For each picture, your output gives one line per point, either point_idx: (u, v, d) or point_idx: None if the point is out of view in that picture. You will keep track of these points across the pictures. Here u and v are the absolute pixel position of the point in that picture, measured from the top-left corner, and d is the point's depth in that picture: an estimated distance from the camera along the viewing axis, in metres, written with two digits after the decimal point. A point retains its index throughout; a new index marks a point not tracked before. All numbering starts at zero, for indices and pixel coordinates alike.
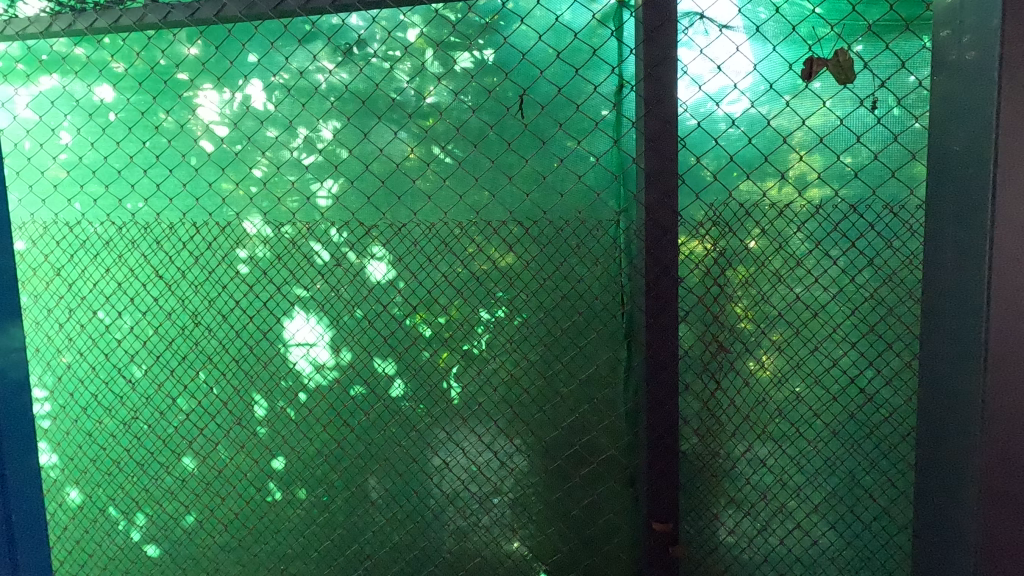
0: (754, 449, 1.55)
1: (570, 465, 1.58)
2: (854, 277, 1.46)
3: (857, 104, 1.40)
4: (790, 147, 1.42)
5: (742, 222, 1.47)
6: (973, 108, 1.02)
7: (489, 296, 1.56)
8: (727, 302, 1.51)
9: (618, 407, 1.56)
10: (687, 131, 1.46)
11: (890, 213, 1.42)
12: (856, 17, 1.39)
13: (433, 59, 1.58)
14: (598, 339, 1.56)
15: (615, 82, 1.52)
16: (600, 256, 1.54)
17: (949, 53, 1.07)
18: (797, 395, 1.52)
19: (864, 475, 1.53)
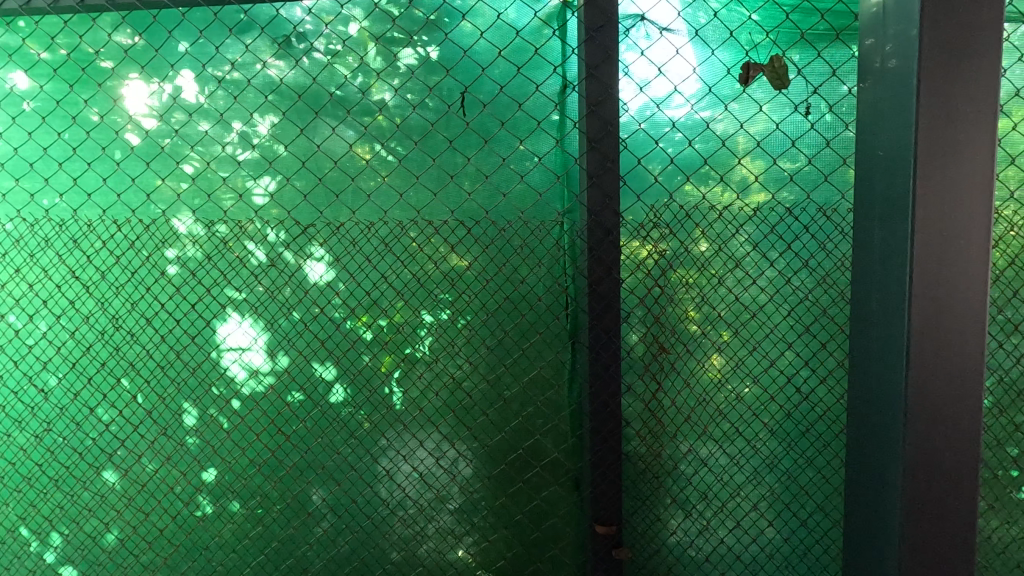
0: (695, 448, 1.62)
1: (514, 470, 1.63)
2: (792, 278, 1.57)
3: (792, 109, 1.54)
4: (729, 150, 1.55)
5: (683, 224, 1.56)
6: (896, 113, 1.12)
7: (431, 297, 1.61)
8: (669, 303, 1.58)
9: (562, 410, 1.61)
10: (629, 132, 1.55)
11: (824, 216, 1.56)
12: (791, 24, 1.53)
13: (375, 54, 1.58)
14: (541, 342, 1.60)
15: (558, 82, 1.56)
16: (543, 258, 1.58)
17: (874, 60, 1.18)
18: (736, 396, 1.60)
19: (799, 472, 1.63)
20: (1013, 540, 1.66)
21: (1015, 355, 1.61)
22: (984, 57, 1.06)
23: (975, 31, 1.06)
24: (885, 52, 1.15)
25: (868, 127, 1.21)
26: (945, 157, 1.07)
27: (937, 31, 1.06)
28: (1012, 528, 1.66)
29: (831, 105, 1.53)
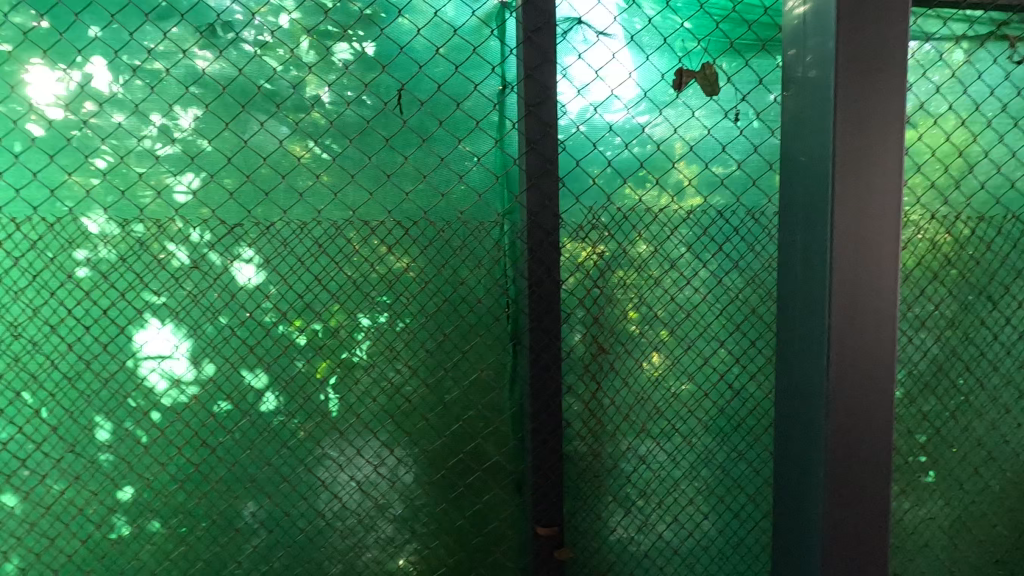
0: (634, 446, 1.65)
1: (455, 475, 1.61)
2: (723, 278, 1.63)
3: (723, 116, 1.60)
4: (663, 153, 1.59)
5: (620, 226, 1.59)
6: (816, 121, 1.18)
7: (368, 300, 1.56)
8: (607, 304, 1.60)
9: (503, 412, 1.61)
10: (568, 134, 1.56)
11: (753, 219, 1.63)
12: (720, 33, 1.59)
13: (308, 48, 1.52)
14: (481, 344, 1.59)
15: (497, 82, 1.56)
16: (483, 259, 1.57)
17: (796, 70, 1.24)
18: (672, 393, 1.65)
19: (732, 466, 1.69)
20: (922, 521, 1.79)
21: (922, 349, 1.74)
22: (892, 71, 1.13)
23: (885, 45, 1.13)
24: (805, 62, 1.21)
25: (790, 133, 1.27)
26: (859, 163, 1.14)
27: (851, 44, 1.12)
28: (920, 509, 1.79)
29: (758, 113, 1.60)
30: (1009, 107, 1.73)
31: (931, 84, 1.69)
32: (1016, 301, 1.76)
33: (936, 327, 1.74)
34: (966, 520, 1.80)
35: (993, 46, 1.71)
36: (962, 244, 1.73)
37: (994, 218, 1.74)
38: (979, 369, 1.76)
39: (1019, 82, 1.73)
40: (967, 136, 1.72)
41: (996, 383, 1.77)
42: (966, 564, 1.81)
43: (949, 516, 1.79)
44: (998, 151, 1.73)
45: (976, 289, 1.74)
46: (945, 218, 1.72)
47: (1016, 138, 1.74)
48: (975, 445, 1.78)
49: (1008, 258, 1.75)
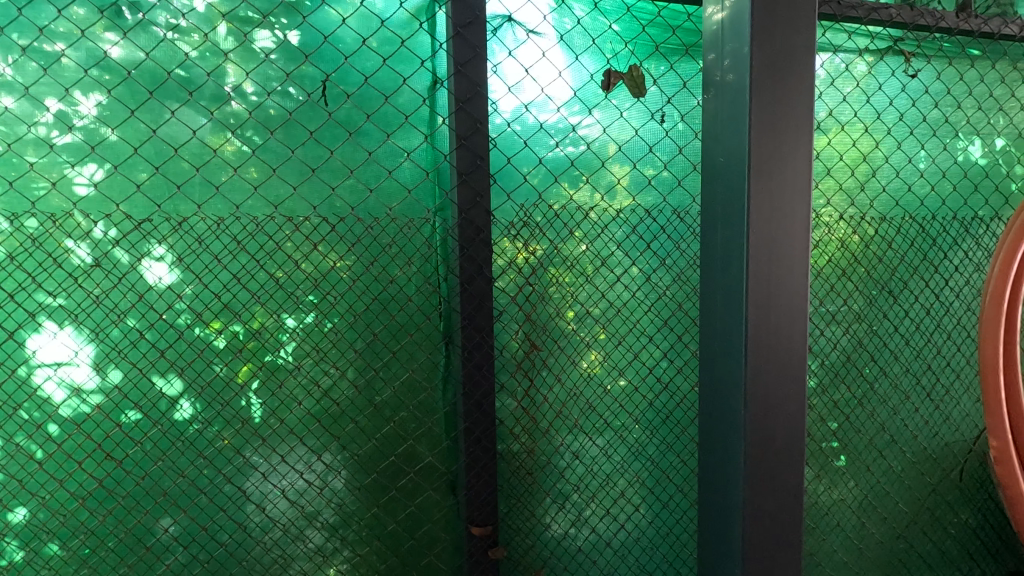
0: (568, 442, 1.66)
1: (386, 478, 1.57)
2: (651, 275, 1.68)
3: (650, 117, 1.64)
4: (593, 153, 1.62)
5: (552, 224, 1.60)
6: (733, 123, 1.23)
7: (292, 299, 1.49)
8: (540, 301, 1.61)
9: (435, 412, 1.58)
10: (499, 131, 1.56)
11: (678, 218, 1.68)
12: (646, 37, 1.64)
13: (227, 35, 1.44)
14: (412, 343, 1.55)
15: (428, 78, 1.53)
16: (413, 256, 1.54)
17: (715, 74, 1.29)
18: (604, 389, 1.68)
19: (661, 458, 1.74)
20: (834, 503, 1.91)
21: (832, 341, 1.86)
22: (801, 78, 1.20)
23: (794, 52, 1.19)
24: (723, 66, 1.26)
25: (711, 134, 1.32)
26: (772, 163, 1.19)
27: (764, 50, 1.18)
28: (833, 491, 1.90)
29: (683, 115, 1.66)
30: (906, 117, 1.87)
31: (837, 93, 1.81)
32: (913, 295, 1.91)
33: (845, 321, 1.86)
34: (872, 500, 1.94)
35: (892, 60, 1.85)
36: (867, 242, 1.86)
37: (894, 218, 1.88)
38: (882, 359, 1.90)
39: (914, 94, 1.87)
40: (871, 143, 1.85)
41: (898, 371, 1.91)
42: (872, 540, 1.95)
43: (858, 497, 1.92)
44: (897, 156, 1.87)
45: (879, 284, 1.88)
46: (851, 218, 1.84)
47: (913, 145, 1.88)
48: (879, 430, 1.92)
49: (906, 255, 1.89)
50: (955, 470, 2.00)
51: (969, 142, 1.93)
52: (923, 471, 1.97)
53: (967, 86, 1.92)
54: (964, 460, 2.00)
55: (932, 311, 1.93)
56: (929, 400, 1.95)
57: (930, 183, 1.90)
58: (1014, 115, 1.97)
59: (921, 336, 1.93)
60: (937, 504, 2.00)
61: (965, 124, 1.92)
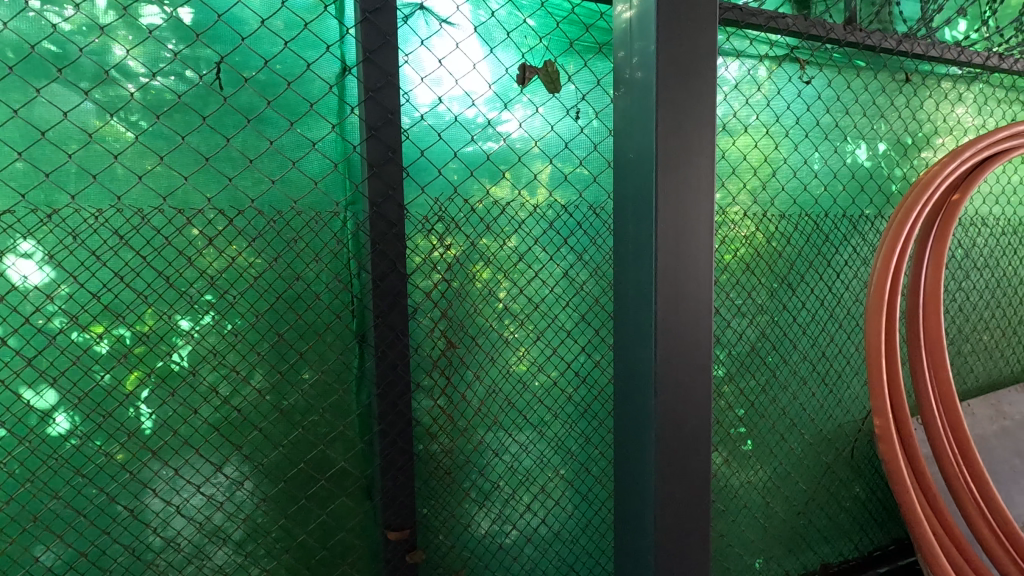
0: (487, 439, 1.66)
1: (295, 487, 1.49)
2: (567, 270, 1.69)
3: (565, 113, 1.65)
4: (508, 148, 1.60)
5: (467, 218, 1.57)
6: (642, 119, 1.25)
7: (186, 299, 1.38)
8: (456, 298, 1.58)
9: (348, 415, 1.52)
10: (411, 123, 1.51)
11: (594, 214, 1.70)
12: (560, 33, 1.64)
13: (107, 8, 1.29)
14: (322, 343, 1.48)
15: (336, 65, 1.46)
16: (322, 252, 1.46)
17: (625, 71, 1.31)
18: (523, 384, 1.68)
19: (580, 451, 1.76)
20: (742, 485, 2.01)
21: (738, 332, 1.95)
22: (703, 77, 1.24)
23: (696, 53, 1.23)
24: (632, 64, 1.28)
25: (622, 131, 1.34)
26: (678, 160, 1.23)
27: (669, 49, 1.21)
28: (741, 475, 2.01)
29: (597, 112, 1.68)
30: (801, 120, 2.00)
31: (740, 96, 1.90)
32: (809, 288, 2.05)
33: (750, 312, 1.96)
34: (775, 481, 2.06)
35: (788, 67, 1.97)
36: (768, 238, 1.97)
37: (792, 216, 2.00)
38: (782, 348, 2.02)
39: (808, 99, 2.00)
40: (772, 145, 1.96)
41: (796, 359, 2.05)
42: (775, 519, 2.07)
43: (763, 478, 2.04)
44: (795, 158, 1.99)
45: (779, 278, 2.00)
46: (755, 215, 1.94)
47: (808, 148, 2.01)
48: (781, 415, 2.04)
49: (802, 250, 2.02)
50: (846, 448, 2.16)
51: (856, 146, 2.09)
52: (819, 451, 2.12)
53: (854, 94, 2.08)
54: (854, 439, 2.18)
55: (825, 302, 2.08)
56: (823, 385, 2.10)
57: (823, 183, 2.04)
58: (894, 122, 2.16)
59: (815, 326, 2.07)
60: (832, 481, 2.15)
61: (852, 128, 2.08)
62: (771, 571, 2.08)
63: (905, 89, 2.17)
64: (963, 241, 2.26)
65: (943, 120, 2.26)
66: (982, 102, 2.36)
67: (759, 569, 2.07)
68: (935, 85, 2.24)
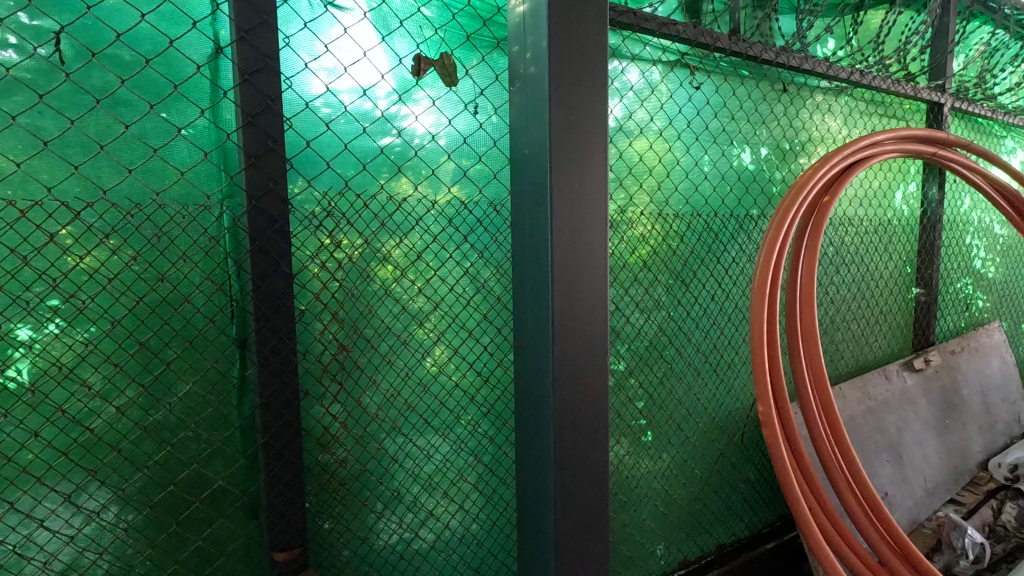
0: (385, 446, 1.58)
1: (164, 511, 1.34)
2: (468, 268, 1.65)
3: (463, 107, 1.61)
4: (403, 142, 1.54)
5: (360, 214, 1.49)
6: (536, 116, 1.24)
7: (22, 306, 1.18)
8: (349, 299, 1.50)
9: (227, 428, 1.39)
10: (295, 111, 1.40)
11: (494, 211, 1.68)
12: (457, 25, 1.60)
13: None
14: (193, 352, 1.34)
15: (208, 45, 1.32)
16: (192, 251, 1.33)
17: (519, 66, 1.29)
18: (422, 387, 1.62)
19: (483, 452, 1.74)
20: (644, 476, 2.07)
21: (637, 327, 2.01)
22: (594, 77, 1.25)
23: (587, 53, 1.23)
24: (526, 59, 1.26)
25: (518, 126, 1.32)
26: (571, 157, 1.22)
27: (561, 45, 1.20)
28: (642, 466, 2.07)
29: (496, 108, 1.66)
30: (693, 124, 2.09)
31: (635, 98, 1.96)
32: (700, 284, 2.16)
33: (648, 308, 2.03)
34: (673, 470, 2.15)
35: (680, 72, 2.05)
36: (665, 237, 2.04)
37: (685, 215, 2.09)
38: (678, 342, 2.11)
39: (697, 104, 2.10)
40: (666, 147, 2.03)
41: (690, 351, 2.15)
42: (674, 506, 2.16)
43: (662, 468, 2.12)
44: (687, 159, 2.08)
45: (674, 274, 2.08)
46: (651, 214, 2.01)
47: (698, 150, 2.11)
48: (677, 405, 2.13)
49: (695, 249, 2.12)
50: (736, 434, 2.30)
51: (742, 150, 2.22)
52: (713, 439, 2.24)
53: (738, 101, 2.21)
54: (743, 425, 2.32)
55: (716, 297, 2.20)
56: (715, 375, 2.22)
57: (712, 184, 2.15)
58: (773, 129, 2.32)
59: (707, 320, 2.18)
60: (724, 466, 2.28)
61: (737, 133, 2.21)
62: (670, 557, 2.17)
63: (782, 98, 2.34)
64: (833, 240, 2.47)
65: (815, 130, 2.47)
66: (847, 114, 2.60)
67: (660, 555, 2.14)
68: (808, 96, 2.43)
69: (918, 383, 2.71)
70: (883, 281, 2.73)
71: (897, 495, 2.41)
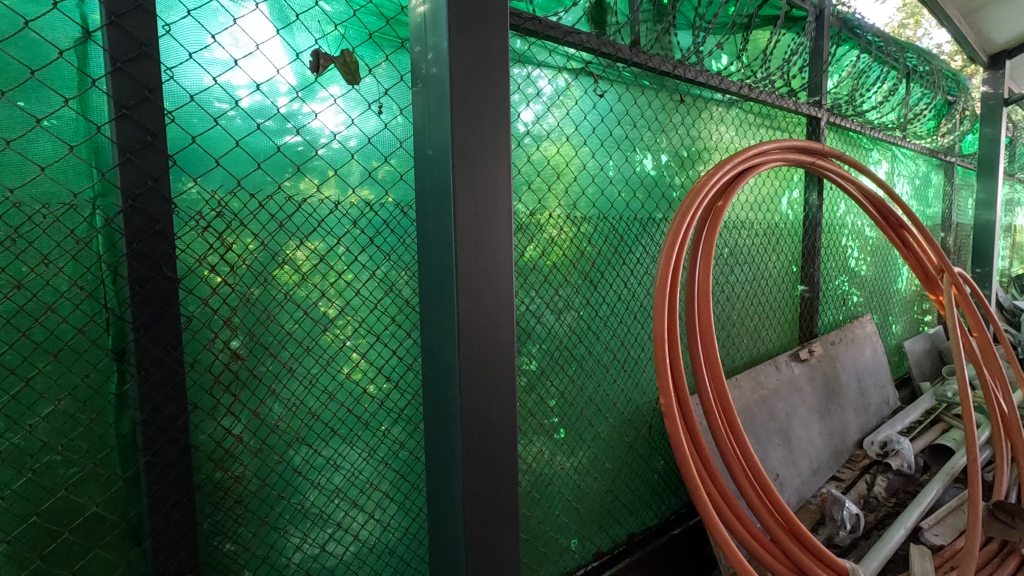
0: (288, 457, 1.52)
1: (26, 546, 1.20)
2: (375, 271, 1.62)
3: (367, 107, 1.57)
4: (304, 141, 1.47)
5: (255, 215, 1.41)
6: (439, 116, 1.23)
7: None
8: (243, 305, 1.42)
9: (102, 449, 1.27)
10: (179, 104, 1.31)
11: (401, 212, 1.65)
12: (357, 22, 1.55)
13: None
14: (60, 367, 1.21)
15: (73, 28, 1.19)
16: (56, 255, 1.20)
17: (421, 66, 1.29)
18: (328, 395, 1.56)
19: (393, 458, 1.71)
20: (557, 472, 2.12)
21: (548, 327, 2.05)
22: (495, 80, 1.26)
23: (487, 56, 1.24)
24: (428, 59, 1.25)
25: (422, 127, 1.31)
26: (474, 159, 1.23)
27: (462, 47, 1.19)
28: (556, 463, 2.11)
29: (402, 108, 1.63)
30: (597, 130, 2.17)
31: (543, 103, 2.00)
32: (608, 283, 2.24)
33: (558, 307, 2.08)
34: (585, 465, 2.21)
35: (584, 80, 2.11)
36: (573, 238, 2.10)
37: (593, 218, 2.16)
38: (587, 340, 2.18)
39: (602, 111, 2.18)
40: (573, 152, 2.09)
41: (599, 349, 2.23)
42: (587, 500, 2.23)
43: (575, 464, 2.17)
44: (593, 164, 2.16)
45: (583, 275, 2.15)
46: (561, 217, 2.06)
47: (603, 156, 2.19)
48: (588, 402, 2.20)
49: (602, 250, 2.20)
50: (644, 427, 2.41)
51: (644, 156, 2.34)
52: (622, 432, 2.33)
53: (640, 109, 2.32)
54: (650, 418, 2.43)
55: (622, 297, 2.30)
56: (622, 371, 2.32)
57: (618, 189, 2.25)
58: (672, 137, 2.46)
59: (614, 319, 2.27)
60: (634, 458, 2.38)
61: (640, 140, 2.32)
62: (584, 550, 2.23)
63: (680, 108, 2.48)
64: (728, 241, 2.65)
65: (709, 139, 2.65)
66: (739, 125, 2.81)
67: (574, 549, 2.20)
68: (703, 107, 2.60)
69: (804, 372, 2.97)
70: (772, 279, 2.97)
71: (787, 476, 2.62)
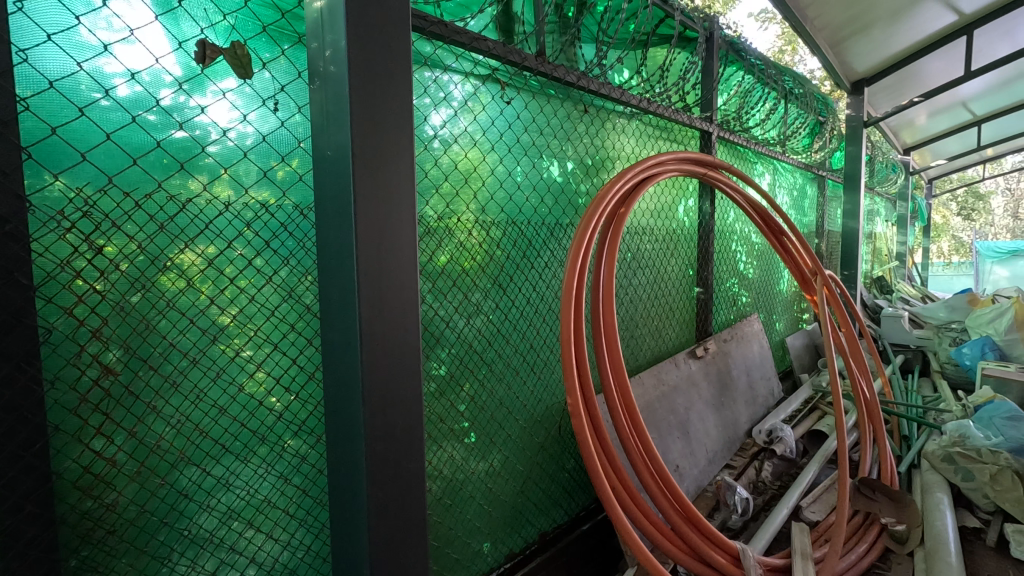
0: (171, 479, 1.40)
1: None
2: (272, 277, 1.53)
3: (261, 103, 1.48)
4: (190, 137, 1.37)
5: (131, 216, 1.29)
6: (338, 117, 1.19)
7: None
8: (116, 314, 1.29)
9: None
10: (37, 90, 1.16)
11: (300, 215, 1.58)
12: (250, 12, 1.46)
13: None
14: None
15: None
16: None
17: (318, 64, 1.24)
18: (219, 409, 1.46)
19: (294, 473, 1.62)
20: (469, 477, 2.11)
21: (458, 332, 2.04)
22: (397, 83, 1.24)
23: (388, 58, 1.22)
24: (326, 58, 1.21)
25: (320, 126, 1.26)
26: (375, 163, 1.20)
27: (362, 46, 1.16)
28: (468, 468, 2.10)
29: (300, 106, 1.56)
30: (505, 136, 2.20)
31: (451, 107, 1.99)
32: (517, 288, 2.28)
33: (468, 312, 2.08)
34: (496, 468, 2.22)
35: (491, 86, 2.13)
36: (483, 242, 2.11)
37: (502, 222, 2.19)
38: (497, 343, 2.20)
39: (509, 118, 2.21)
40: (481, 158, 2.10)
41: (509, 352, 2.26)
42: (499, 502, 2.24)
43: (486, 467, 2.18)
44: (501, 169, 2.18)
45: (492, 279, 2.16)
46: (470, 221, 2.06)
47: (511, 161, 2.23)
48: (498, 405, 2.21)
49: (511, 254, 2.23)
50: (553, 427, 2.46)
51: (550, 163, 2.40)
52: (532, 433, 2.37)
53: (546, 117, 2.38)
54: (559, 419, 2.49)
55: (531, 300, 2.35)
56: (531, 373, 2.36)
57: (526, 194, 2.29)
58: (577, 146, 2.55)
59: (523, 322, 2.31)
60: (544, 458, 2.43)
61: (546, 147, 2.38)
62: (496, 553, 2.24)
63: (584, 118, 2.58)
64: (630, 246, 2.79)
65: (612, 148, 2.78)
66: (639, 136, 2.96)
67: (486, 552, 2.20)
68: (606, 118, 2.71)
69: (700, 368, 3.18)
70: (670, 282, 3.15)
71: (686, 466, 2.78)
